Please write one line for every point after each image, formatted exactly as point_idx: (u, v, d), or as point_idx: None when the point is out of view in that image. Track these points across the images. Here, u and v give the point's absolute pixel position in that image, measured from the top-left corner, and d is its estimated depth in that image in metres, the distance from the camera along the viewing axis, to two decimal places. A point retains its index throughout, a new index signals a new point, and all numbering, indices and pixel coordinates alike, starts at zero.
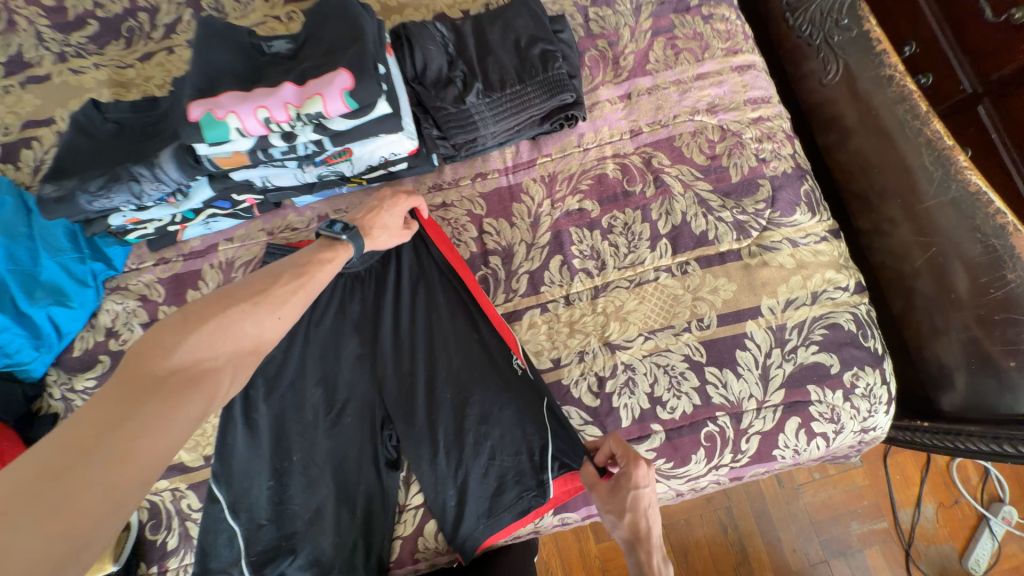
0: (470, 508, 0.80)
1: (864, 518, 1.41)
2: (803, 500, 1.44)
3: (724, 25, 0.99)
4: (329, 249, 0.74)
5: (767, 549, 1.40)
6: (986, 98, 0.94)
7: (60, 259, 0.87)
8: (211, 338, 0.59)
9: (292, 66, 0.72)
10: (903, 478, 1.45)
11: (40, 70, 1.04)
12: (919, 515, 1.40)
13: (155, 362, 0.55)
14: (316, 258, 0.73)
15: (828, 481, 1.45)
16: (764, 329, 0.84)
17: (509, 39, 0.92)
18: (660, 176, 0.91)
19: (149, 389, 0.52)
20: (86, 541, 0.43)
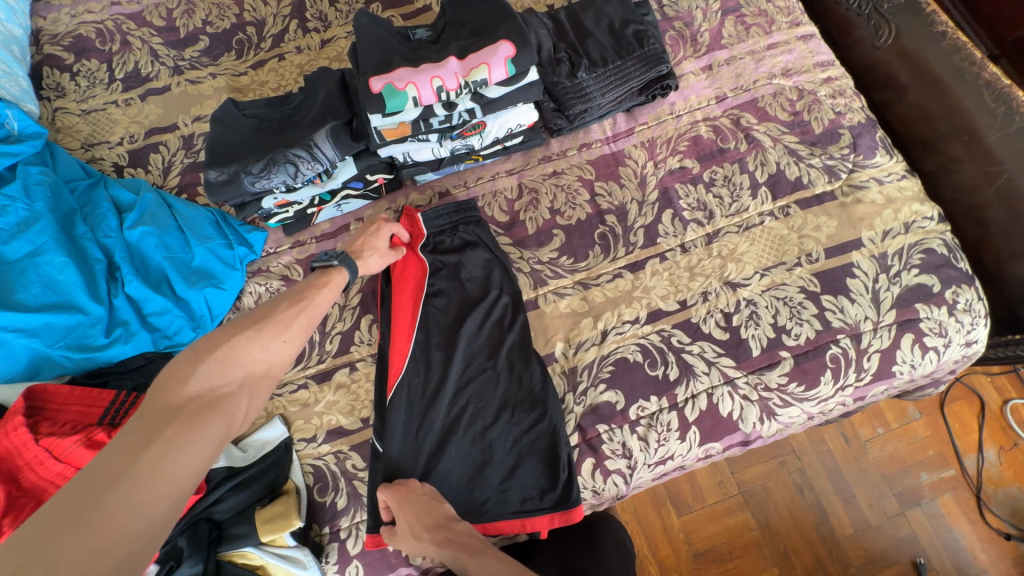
0: (513, 493, 0.82)
1: (932, 468, 1.31)
2: (871, 456, 1.32)
3: (784, 3, 1.11)
4: (322, 276, 0.76)
5: (844, 506, 1.28)
6: (1003, 58, 1.04)
7: (209, 245, 0.93)
8: (224, 365, 0.60)
9: (442, 47, 0.81)
10: (962, 425, 1.35)
11: (158, 83, 1.12)
12: (983, 460, 1.31)
13: (173, 391, 0.56)
14: (314, 283, 0.75)
15: (893, 434, 1.34)
16: (869, 258, 0.92)
17: (603, 22, 1.02)
18: (750, 133, 1.01)
19: (169, 418, 0.53)
20: (133, 556, 0.45)
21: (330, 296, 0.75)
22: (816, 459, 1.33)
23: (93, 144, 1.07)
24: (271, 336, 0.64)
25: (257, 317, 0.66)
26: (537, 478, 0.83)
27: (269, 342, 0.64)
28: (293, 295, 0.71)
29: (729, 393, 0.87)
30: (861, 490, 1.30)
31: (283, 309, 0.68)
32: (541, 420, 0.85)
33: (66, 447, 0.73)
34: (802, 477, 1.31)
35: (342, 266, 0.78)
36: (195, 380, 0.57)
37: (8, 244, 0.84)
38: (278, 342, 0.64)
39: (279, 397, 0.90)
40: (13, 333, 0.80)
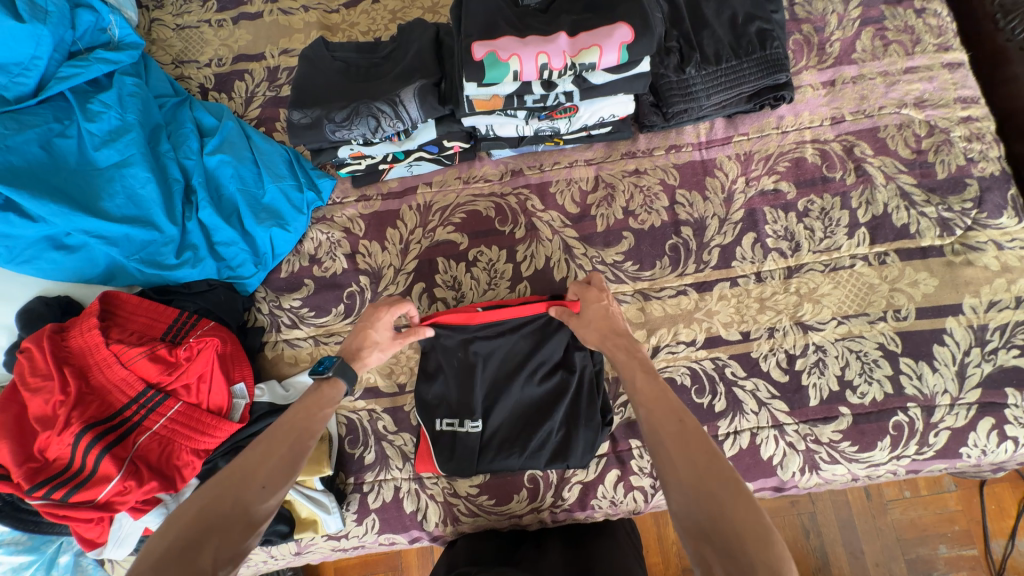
0: (557, 412, 0.82)
1: (954, 543, 1.23)
2: (891, 517, 1.25)
3: (937, 21, 0.97)
4: (313, 394, 0.70)
5: (848, 560, 1.24)
6: None
7: (281, 185, 0.93)
8: (225, 502, 0.55)
9: (551, 19, 0.75)
10: (1000, 509, 1.24)
11: (251, 8, 1.10)
12: (1013, 547, 1.21)
13: (183, 512, 0.54)
14: (306, 403, 0.69)
15: (919, 500, 1.27)
16: (965, 327, 0.84)
17: (725, 13, 0.92)
18: (862, 165, 0.91)
19: (176, 561, 0.49)
20: None
21: (325, 421, 0.69)
22: (831, 507, 1.27)
23: (185, 61, 1.08)
24: (265, 475, 0.59)
25: (262, 454, 0.60)
26: (568, 387, 0.82)
27: (275, 488, 0.58)
28: (287, 425, 0.65)
29: (775, 437, 0.84)
30: (872, 548, 1.25)
31: (286, 443, 0.63)
32: (552, 457, 0.82)
33: (132, 356, 0.78)
34: (811, 522, 1.27)
35: (335, 378, 0.72)
36: (204, 505, 0.55)
37: (98, 150, 0.86)
38: (273, 482, 0.59)
39: (325, 345, 0.92)
40: (94, 239, 0.83)
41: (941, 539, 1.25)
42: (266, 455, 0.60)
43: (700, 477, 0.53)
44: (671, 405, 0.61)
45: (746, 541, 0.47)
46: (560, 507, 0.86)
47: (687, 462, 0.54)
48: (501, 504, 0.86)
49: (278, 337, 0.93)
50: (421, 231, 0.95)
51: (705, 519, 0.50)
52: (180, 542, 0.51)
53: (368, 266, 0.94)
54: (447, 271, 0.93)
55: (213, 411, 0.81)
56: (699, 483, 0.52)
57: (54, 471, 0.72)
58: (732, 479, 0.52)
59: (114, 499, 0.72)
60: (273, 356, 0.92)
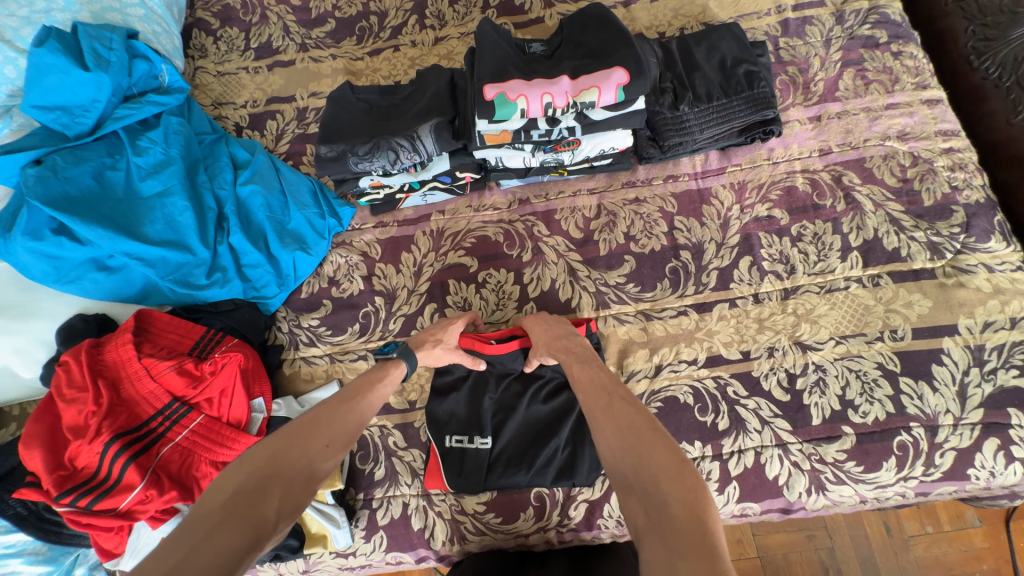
0: (563, 430, 0.84)
1: None
2: (914, 554, 1.22)
3: (913, 62, 1.04)
4: (378, 370, 0.78)
5: None
6: None
7: (305, 213, 1.01)
8: (295, 453, 0.62)
9: (555, 64, 0.84)
10: None
11: (284, 56, 1.22)
12: None
13: (254, 457, 0.61)
14: (367, 379, 0.76)
15: (943, 537, 1.23)
16: (962, 347, 0.86)
17: (714, 58, 1.01)
18: (851, 193, 0.96)
19: (245, 501, 0.56)
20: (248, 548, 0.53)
21: (381, 397, 0.76)
22: (851, 544, 1.24)
23: (223, 102, 1.19)
24: (329, 437, 0.66)
25: (328, 417, 0.68)
26: (576, 406, 0.85)
27: (335, 449, 0.65)
28: (347, 394, 0.72)
29: (779, 456, 0.84)
30: None
31: (346, 412, 0.69)
32: (558, 475, 0.82)
33: (161, 369, 0.83)
34: (830, 558, 1.23)
35: (399, 360, 0.79)
36: (274, 454, 0.61)
37: (144, 181, 0.94)
38: (333, 446, 0.65)
39: (340, 362, 0.96)
40: (133, 260, 0.90)
41: None
42: (330, 420, 0.67)
43: (628, 436, 0.58)
44: (601, 384, 0.68)
45: (660, 481, 0.52)
46: (566, 527, 0.86)
47: (615, 427, 0.61)
48: (508, 522, 0.86)
49: (296, 355, 0.98)
50: (434, 255, 1.01)
51: (630, 470, 0.55)
52: (253, 482, 0.58)
53: (383, 287, 1.00)
54: (457, 292, 0.98)
55: (233, 424, 0.85)
56: (626, 439, 0.58)
57: (82, 478, 0.76)
58: (651, 429, 0.58)
59: (137, 507, 0.75)
60: (290, 373, 0.96)
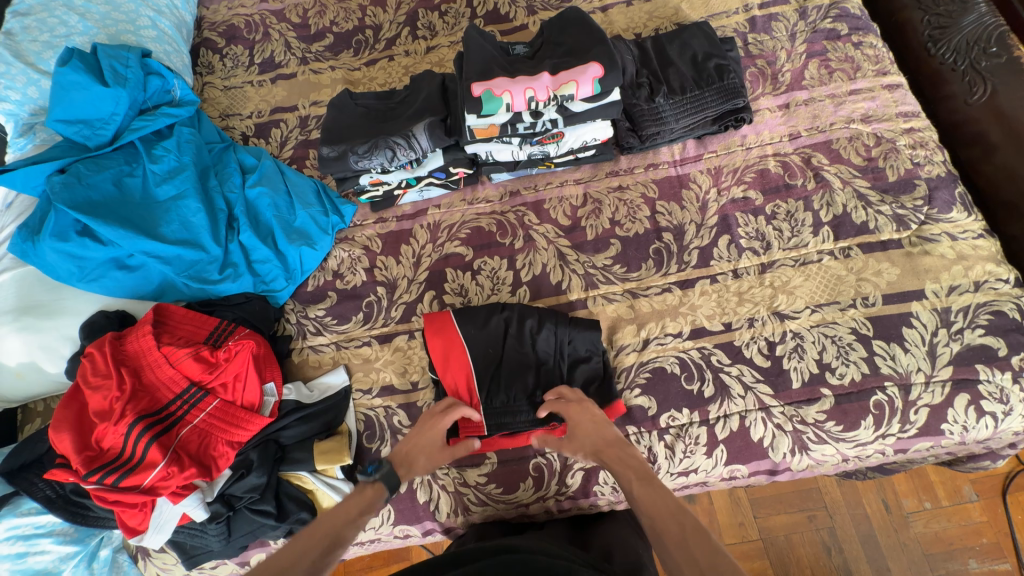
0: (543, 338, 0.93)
1: (984, 557, 1.18)
2: (914, 530, 1.21)
3: (873, 51, 1.12)
4: (361, 495, 0.79)
5: None
6: None
7: (310, 211, 1.07)
8: None
9: (537, 62, 0.91)
10: None
11: (287, 69, 1.31)
12: None
13: None
14: (353, 504, 0.77)
15: (942, 512, 1.23)
16: (930, 310, 0.91)
17: (686, 54, 1.08)
18: (820, 172, 1.03)
19: None
20: None
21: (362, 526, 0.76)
22: (851, 521, 1.24)
23: (229, 113, 1.27)
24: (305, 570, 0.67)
25: (308, 548, 0.69)
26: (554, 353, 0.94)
27: None
28: (332, 524, 0.74)
29: (763, 419, 0.89)
30: (897, 564, 1.20)
31: (327, 545, 0.71)
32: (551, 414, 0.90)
33: (179, 357, 0.88)
34: (831, 537, 1.23)
35: (381, 485, 0.80)
36: None
37: (159, 186, 1.02)
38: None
39: (346, 349, 1.01)
40: (152, 258, 0.97)
41: (970, 553, 1.20)
42: (309, 554, 0.69)
43: None
44: (670, 507, 0.70)
45: None
46: (564, 494, 0.91)
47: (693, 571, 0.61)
48: (509, 491, 0.91)
49: (304, 344, 1.03)
50: (431, 246, 1.08)
51: None
52: None
53: (384, 277, 1.06)
54: (455, 279, 1.04)
55: (247, 407, 0.90)
56: None
57: (108, 458, 0.81)
58: None
59: (159, 484, 0.80)
60: (299, 360, 1.02)
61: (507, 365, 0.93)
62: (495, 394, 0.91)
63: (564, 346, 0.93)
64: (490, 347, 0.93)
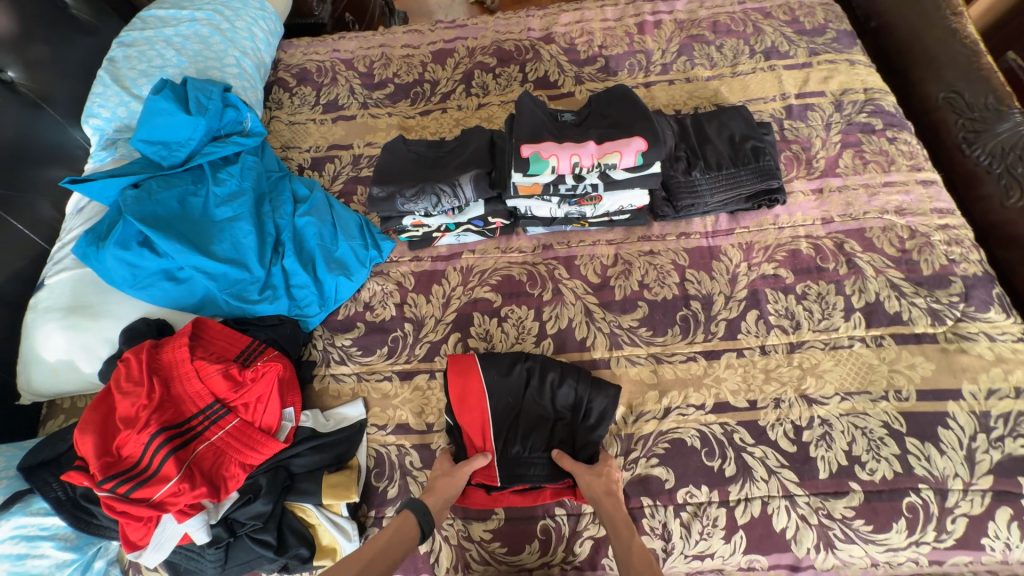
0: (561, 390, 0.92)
1: None
2: None
3: (908, 147, 1.15)
4: (397, 529, 0.79)
5: None
6: None
7: (352, 244, 1.12)
8: None
9: (583, 130, 0.97)
10: None
11: (348, 111, 1.42)
12: None
13: None
14: (387, 536, 0.78)
15: None
16: (967, 412, 0.88)
17: (724, 134, 1.14)
18: (852, 259, 1.04)
19: None
20: None
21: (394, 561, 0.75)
22: None
23: (290, 146, 1.37)
24: None
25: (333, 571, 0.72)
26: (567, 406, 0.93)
27: None
28: (363, 553, 0.75)
29: (786, 508, 0.85)
30: None
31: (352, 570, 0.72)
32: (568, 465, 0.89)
33: (209, 372, 0.91)
34: None
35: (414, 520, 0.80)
36: None
37: (218, 207, 1.09)
38: None
39: (367, 381, 1.03)
40: (200, 273, 1.02)
41: None
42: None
43: None
44: None
45: None
46: (571, 564, 0.86)
47: None
48: (514, 553, 0.87)
49: (326, 371, 1.05)
50: (462, 288, 1.11)
51: None
52: None
53: (413, 314, 1.09)
54: (481, 324, 1.06)
55: (263, 430, 0.91)
56: None
57: (124, 466, 0.82)
58: None
59: (168, 499, 0.80)
60: (319, 387, 1.03)
61: (527, 416, 0.93)
62: (512, 442, 0.91)
63: (584, 403, 0.92)
64: (512, 396, 0.93)
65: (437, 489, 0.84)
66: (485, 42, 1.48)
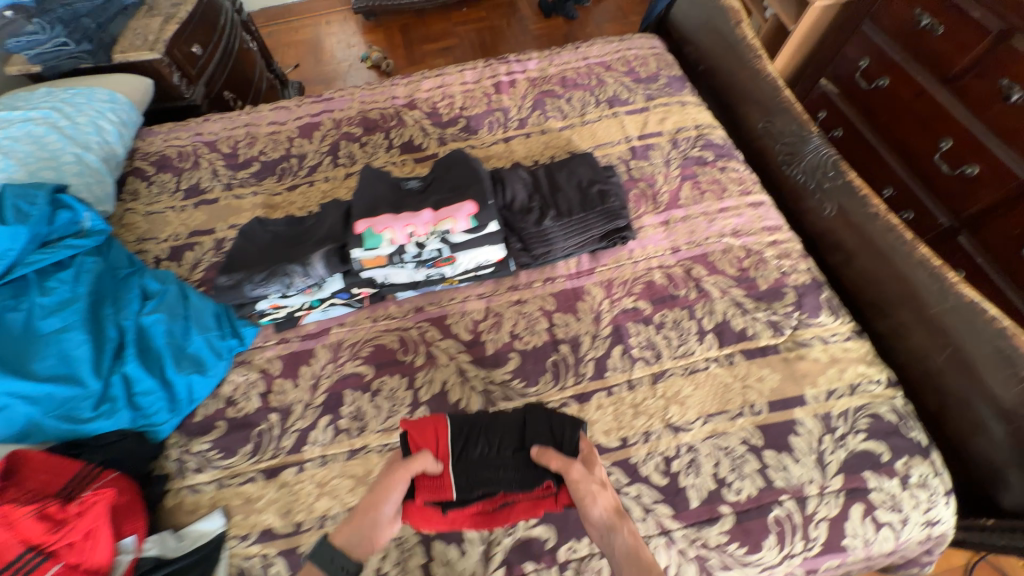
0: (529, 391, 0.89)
1: None
2: None
3: (737, 174, 1.28)
4: None
5: None
6: None
7: (206, 335, 1.05)
8: None
9: (424, 197, 1.00)
10: None
11: (210, 195, 1.38)
12: None
13: None
14: None
15: None
16: (813, 416, 0.94)
17: (573, 180, 1.21)
18: (700, 283, 1.11)
19: None
20: None
21: None
22: None
23: (146, 238, 1.30)
24: None
25: None
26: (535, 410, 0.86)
27: None
28: None
29: (665, 544, 0.85)
30: None
31: None
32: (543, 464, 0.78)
33: (16, 517, 0.75)
34: None
35: None
36: None
37: (44, 319, 0.99)
38: None
39: (227, 487, 0.93)
40: (19, 399, 0.91)
41: None
42: None
43: None
44: None
45: None
46: None
47: None
48: None
49: (182, 484, 0.94)
50: (332, 366, 1.06)
51: None
52: None
53: (279, 403, 1.02)
54: (353, 401, 1.01)
55: (92, 571, 0.78)
56: None
57: None
58: None
59: None
60: (172, 504, 0.92)
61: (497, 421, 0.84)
62: (476, 447, 0.80)
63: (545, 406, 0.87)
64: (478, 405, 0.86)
65: (358, 520, 0.70)
66: (351, 113, 1.52)
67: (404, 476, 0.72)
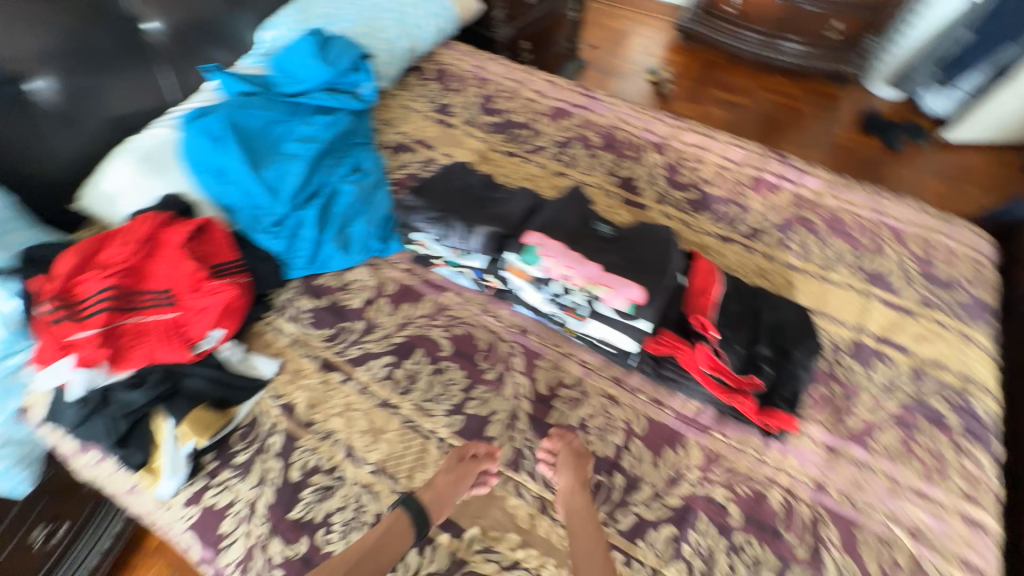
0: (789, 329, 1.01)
1: None
2: None
3: (973, 468, 0.92)
4: None
5: None
6: None
7: (367, 228, 1.19)
8: None
9: (604, 249, 0.98)
10: None
11: (452, 120, 1.51)
12: None
13: None
14: None
15: None
16: None
17: (770, 333, 0.99)
18: (820, 548, 0.84)
19: None
20: None
21: None
22: None
23: (389, 123, 1.49)
24: None
25: None
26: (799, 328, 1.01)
27: None
28: None
29: None
30: None
31: None
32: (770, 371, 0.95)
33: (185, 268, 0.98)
34: None
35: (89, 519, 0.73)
36: None
37: (292, 143, 1.23)
38: None
39: (296, 349, 1.06)
40: (242, 187, 1.16)
41: None
42: None
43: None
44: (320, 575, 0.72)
45: None
46: None
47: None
48: None
49: (275, 319, 1.10)
50: (425, 320, 1.10)
51: None
52: None
53: (371, 318, 1.10)
54: (416, 362, 1.04)
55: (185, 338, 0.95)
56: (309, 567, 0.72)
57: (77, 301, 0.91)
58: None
59: (76, 344, 0.87)
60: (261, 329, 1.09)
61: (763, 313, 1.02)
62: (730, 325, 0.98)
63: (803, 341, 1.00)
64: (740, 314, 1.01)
65: (443, 485, 0.84)
66: (603, 122, 1.49)
67: (467, 475, 0.87)
